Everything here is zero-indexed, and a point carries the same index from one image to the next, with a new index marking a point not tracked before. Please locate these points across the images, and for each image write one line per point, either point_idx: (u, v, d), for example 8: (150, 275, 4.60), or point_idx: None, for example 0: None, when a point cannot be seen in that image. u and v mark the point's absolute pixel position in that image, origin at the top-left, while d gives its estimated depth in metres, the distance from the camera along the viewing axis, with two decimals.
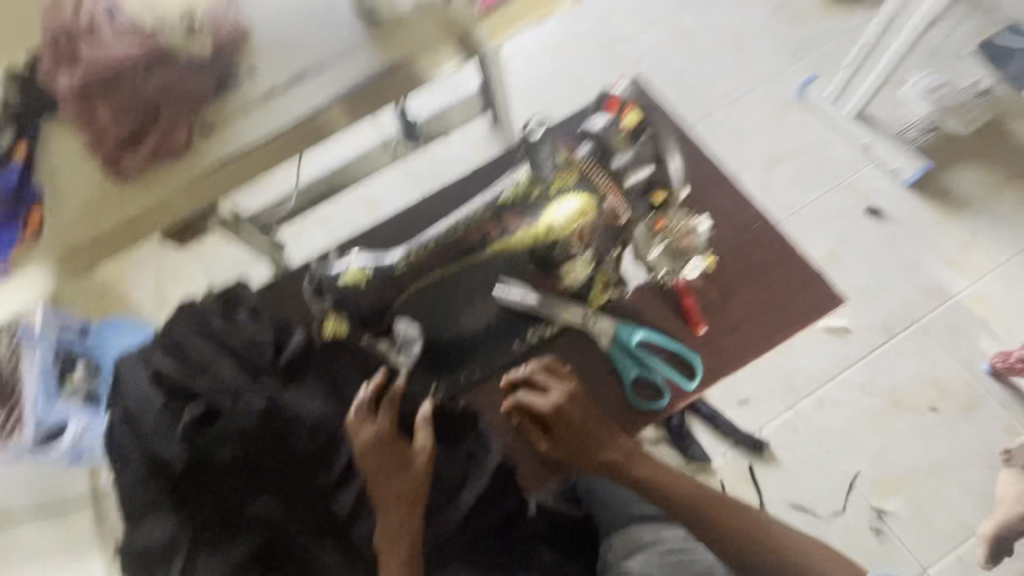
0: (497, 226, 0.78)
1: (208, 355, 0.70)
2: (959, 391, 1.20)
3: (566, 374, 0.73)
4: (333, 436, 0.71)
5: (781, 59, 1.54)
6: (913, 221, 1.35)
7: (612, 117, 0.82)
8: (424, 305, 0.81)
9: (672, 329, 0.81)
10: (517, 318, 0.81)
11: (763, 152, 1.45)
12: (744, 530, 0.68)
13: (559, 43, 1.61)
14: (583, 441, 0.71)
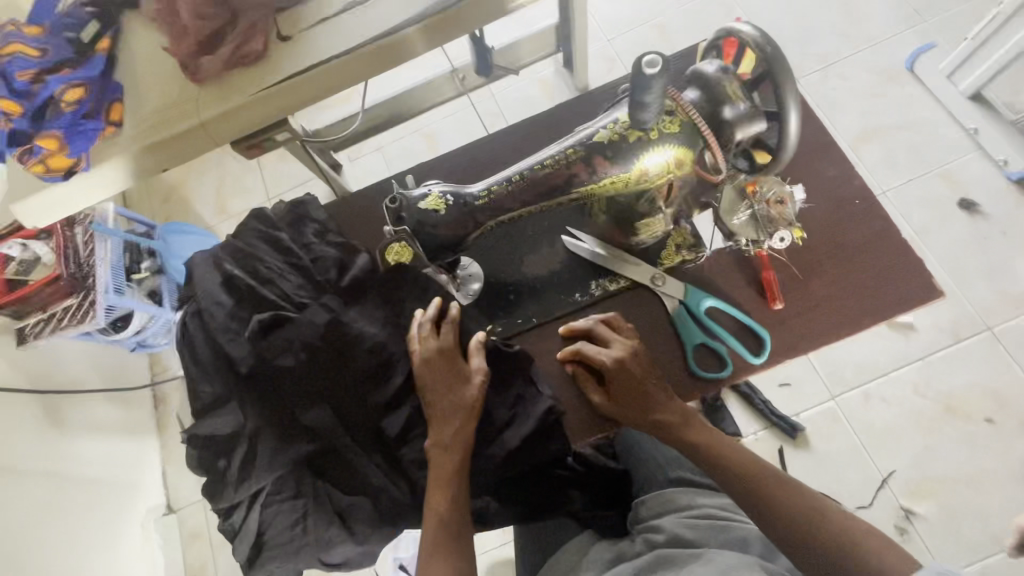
0: (590, 166, 0.61)
1: (276, 268, 0.72)
2: (1022, 406, 1.13)
3: (629, 330, 0.68)
4: (389, 355, 0.69)
5: (893, 23, 1.38)
6: (1010, 219, 1.23)
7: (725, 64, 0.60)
8: (492, 243, 0.74)
9: (744, 299, 0.71)
10: (586, 267, 0.72)
11: (854, 125, 1.33)
12: (793, 503, 0.61)
13: None
14: (645, 398, 0.65)
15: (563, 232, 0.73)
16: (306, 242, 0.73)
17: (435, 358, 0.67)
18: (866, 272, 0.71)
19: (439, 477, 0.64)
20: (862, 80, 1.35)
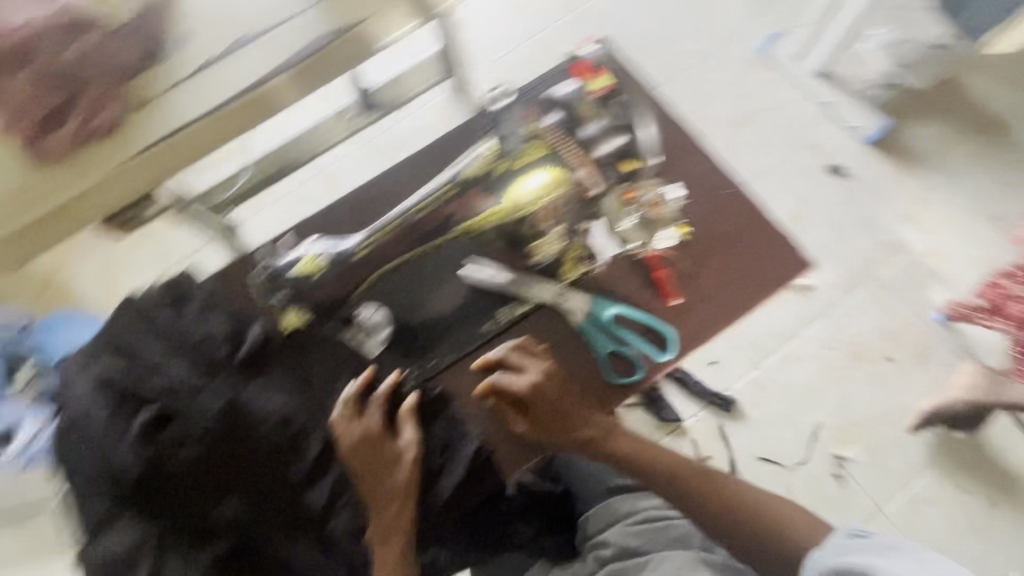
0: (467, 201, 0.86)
1: (157, 354, 0.74)
2: (914, 341, 1.25)
3: (541, 352, 0.84)
4: (299, 431, 0.79)
5: (746, 15, 1.51)
6: (871, 177, 1.37)
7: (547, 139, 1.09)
8: (391, 285, 0.97)
9: (637, 306, 0.87)
10: (495, 300, 0.87)
11: (729, 113, 1.44)
12: (708, 491, 0.71)
13: (519, 1, 1.54)
14: (559, 416, 0.78)
15: None
16: (188, 318, 0.78)
17: (362, 439, 0.78)
18: None
19: (382, 565, 0.72)
20: (728, 70, 1.47)
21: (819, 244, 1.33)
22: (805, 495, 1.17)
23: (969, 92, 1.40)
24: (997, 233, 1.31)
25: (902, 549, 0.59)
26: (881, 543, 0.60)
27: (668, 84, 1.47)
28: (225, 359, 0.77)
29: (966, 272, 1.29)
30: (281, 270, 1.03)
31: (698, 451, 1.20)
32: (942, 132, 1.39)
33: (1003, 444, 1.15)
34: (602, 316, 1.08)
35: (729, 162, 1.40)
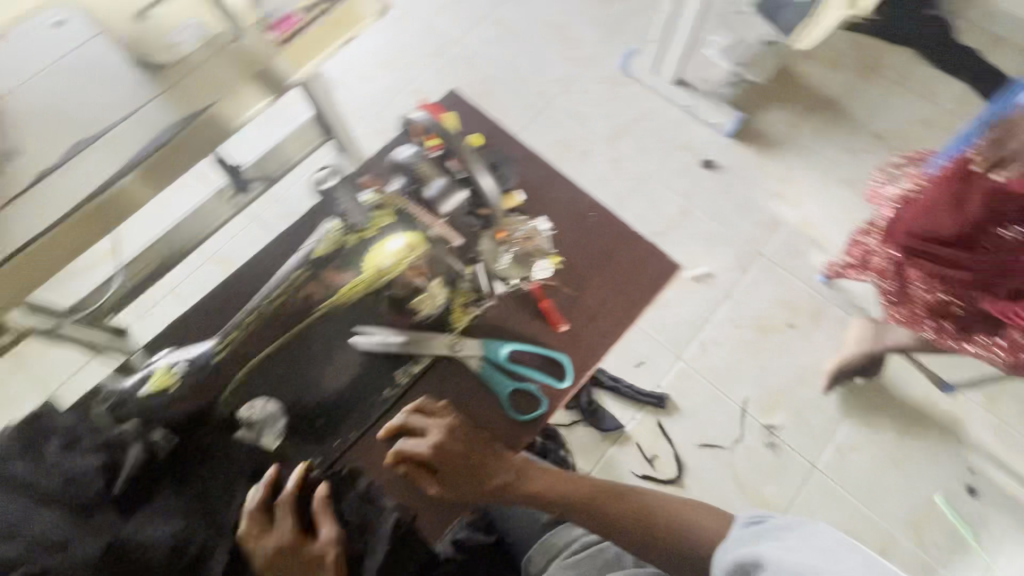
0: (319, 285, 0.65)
1: (15, 513, 0.51)
2: (808, 305, 1.36)
3: (443, 408, 0.59)
4: (195, 558, 0.53)
5: (601, 42, 1.68)
6: (740, 165, 1.51)
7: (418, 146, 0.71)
8: (275, 376, 0.63)
9: (536, 333, 0.64)
10: (381, 362, 0.63)
11: (605, 128, 1.57)
12: (637, 504, 0.59)
13: (392, 57, 1.69)
14: (473, 470, 0.56)
15: (351, 335, 0.64)
16: (48, 463, 0.53)
17: (276, 553, 0.53)
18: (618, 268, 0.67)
19: None
20: (596, 92, 1.62)
21: (709, 234, 1.44)
22: (746, 470, 1.23)
23: (802, 79, 1.60)
24: (852, 195, 1.47)
25: (795, 529, 0.52)
26: (773, 526, 0.53)
27: (546, 113, 1.60)
28: (100, 494, 0.54)
29: (837, 235, 1.43)
30: (125, 394, 0.59)
31: (643, 450, 1.24)
32: (789, 116, 1.56)
33: (901, 381, 1.27)
34: (528, 364, 0.63)
35: (613, 173, 1.51)
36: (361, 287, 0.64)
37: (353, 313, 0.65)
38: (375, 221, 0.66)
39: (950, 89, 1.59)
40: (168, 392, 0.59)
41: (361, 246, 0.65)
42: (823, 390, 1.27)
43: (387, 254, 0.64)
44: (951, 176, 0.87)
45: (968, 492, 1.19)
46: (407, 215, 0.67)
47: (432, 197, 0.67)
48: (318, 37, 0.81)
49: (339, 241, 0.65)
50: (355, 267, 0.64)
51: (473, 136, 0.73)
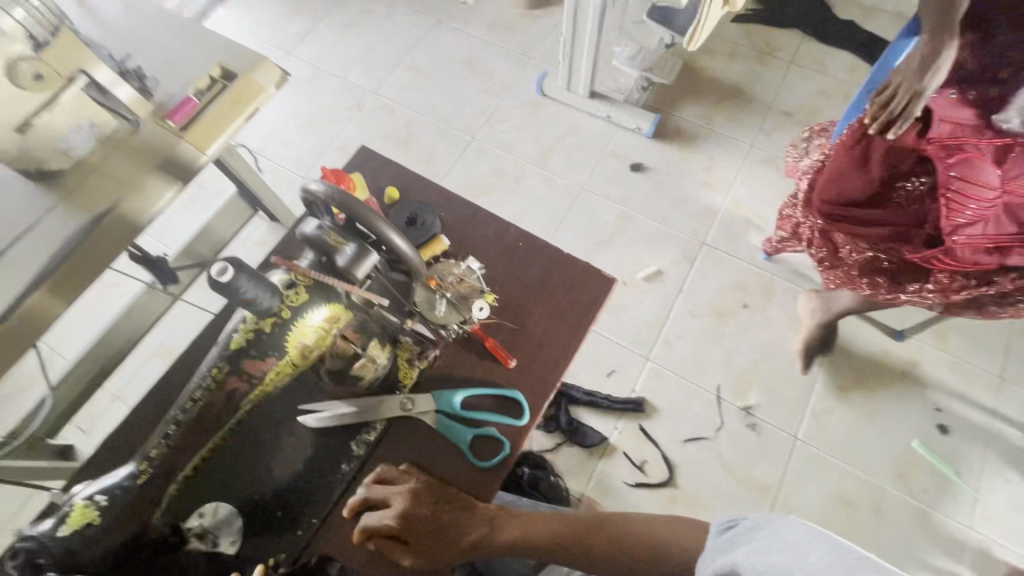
0: (244, 378, 0.55)
1: None
2: (757, 283, 1.41)
3: (404, 471, 0.58)
4: None
5: (514, 69, 1.74)
6: (666, 163, 1.57)
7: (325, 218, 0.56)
8: (221, 473, 0.56)
9: (483, 374, 0.62)
10: (336, 436, 0.59)
11: (534, 150, 1.61)
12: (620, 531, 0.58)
13: (312, 116, 1.70)
14: (442, 532, 0.55)
15: (298, 414, 0.58)
16: None
17: None
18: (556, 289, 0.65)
19: None
20: (517, 117, 1.66)
21: (651, 233, 1.48)
22: (733, 455, 1.23)
23: (704, 73, 1.69)
24: (774, 173, 1.54)
25: (771, 524, 0.50)
26: (752, 523, 0.52)
27: (473, 146, 1.62)
28: None
29: (769, 211, 1.49)
30: (38, 543, 0.50)
31: (632, 458, 1.24)
32: (702, 109, 1.64)
33: (856, 338, 1.32)
34: (483, 408, 0.61)
35: (549, 192, 1.54)
36: (286, 371, 0.55)
37: (289, 395, 0.57)
38: (287, 299, 0.53)
39: (839, 60, 1.71)
40: (92, 529, 0.51)
41: (278, 329, 0.54)
42: (804, 372, 1.29)
43: (310, 330, 0.54)
44: (851, 141, 0.92)
45: (940, 431, 1.24)
46: (324, 285, 0.55)
47: (345, 263, 0.53)
48: (220, 115, 0.77)
49: (252, 332, 0.54)
50: (275, 351, 0.54)
51: (390, 190, 0.68)
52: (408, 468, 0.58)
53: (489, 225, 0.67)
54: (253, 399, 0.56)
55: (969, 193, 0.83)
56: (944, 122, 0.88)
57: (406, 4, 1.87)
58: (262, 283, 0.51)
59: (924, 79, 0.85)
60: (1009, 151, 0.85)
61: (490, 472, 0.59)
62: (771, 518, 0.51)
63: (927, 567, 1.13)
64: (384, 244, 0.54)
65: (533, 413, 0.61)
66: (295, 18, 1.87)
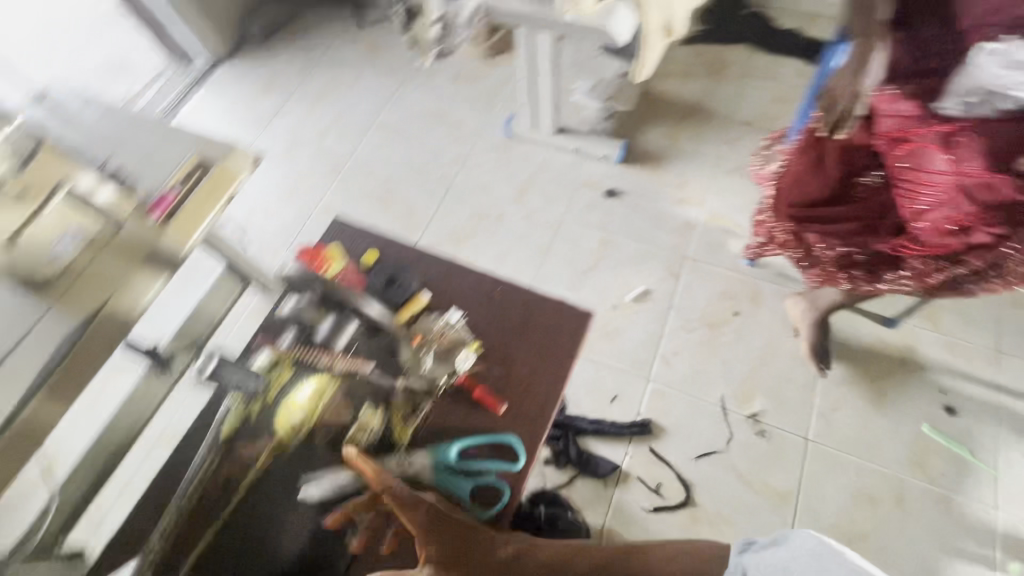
0: (257, 450, 0.77)
1: None
2: (744, 289, 1.43)
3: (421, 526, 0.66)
4: None
5: (481, 116, 1.80)
6: (638, 185, 1.61)
7: (296, 297, 0.85)
8: (243, 529, 0.74)
9: (473, 421, 0.77)
10: (333, 502, 0.74)
11: (509, 189, 1.65)
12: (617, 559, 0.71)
13: (292, 185, 1.75)
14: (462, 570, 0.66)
15: (302, 483, 0.75)
16: None
17: None
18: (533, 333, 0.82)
19: None
20: (490, 160, 1.71)
21: (634, 254, 1.51)
22: (748, 465, 1.22)
23: (662, 96, 1.76)
24: (744, 181, 1.58)
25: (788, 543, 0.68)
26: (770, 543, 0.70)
27: (451, 194, 1.67)
28: None
29: (745, 218, 1.53)
30: None
31: (647, 482, 1.23)
32: (665, 130, 1.70)
33: (849, 331, 1.33)
34: (482, 457, 0.76)
35: (530, 227, 1.58)
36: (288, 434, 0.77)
37: (297, 465, 0.76)
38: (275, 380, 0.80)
39: (788, 67, 1.78)
40: None
41: (278, 401, 0.79)
42: (824, 374, 1.29)
43: (302, 407, 0.77)
44: (805, 146, 0.97)
45: (947, 412, 1.23)
46: (307, 364, 0.81)
47: (324, 340, 0.83)
48: (199, 202, 0.79)
49: (260, 407, 0.80)
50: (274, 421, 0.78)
51: (370, 255, 0.90)
52: (421, 517, 0.66)
53: (465, 280, 0.89)
54: (268, 462, 0.76)
55: (924, 180, 0.87)
56: (888, 117, 0.92)
57: (371, 69, 1.96)
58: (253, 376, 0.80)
59: (859, 82, 0.93)
60: (954, 135, 0.87)
61: (491, 516, 0.72)
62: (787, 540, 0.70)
63: (958, 555, 1.11)
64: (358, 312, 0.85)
65: (525, 457, 0.75)
66: (267, 95, 1.95)
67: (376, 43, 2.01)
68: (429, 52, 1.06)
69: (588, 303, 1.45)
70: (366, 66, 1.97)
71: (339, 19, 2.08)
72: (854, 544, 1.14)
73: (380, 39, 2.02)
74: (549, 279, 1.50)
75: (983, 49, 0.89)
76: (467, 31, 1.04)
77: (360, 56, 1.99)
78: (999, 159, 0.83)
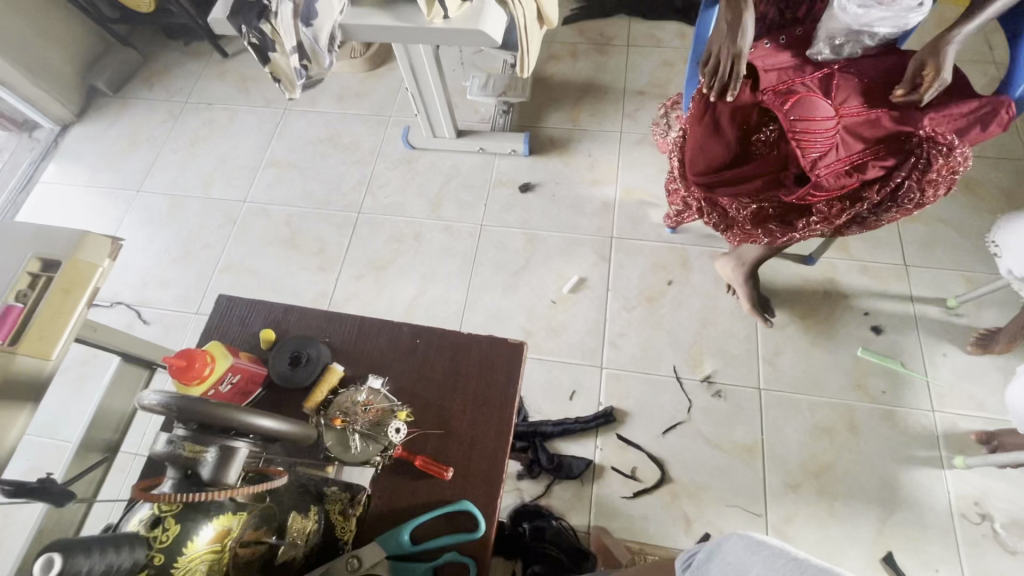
0: None
1: None
2: (673, 257, 1.44)
3: None
4: None
5: (376, 132, 1.71)
6: (551, 173, 1.59)
7: (160, 405, 0.39)
8: None
9: (419, 494, 0.54)
10: None
11: (423, 203, 1.58)
12: None
13: (185, 245, 1.58)
14: None
15: None
16: None
17: None
18: (471, 379, 0.58)
19: None
20: (395, 176, 1.63)
21: (561, 244, 1.48)
22: (712, 428, 1.24)
23: (555, 80, 1.74)
24: (650, 150, 1.60)
25: (721, 548, 0.54)
26: (707, 551, 0.55)
27: (363, 221, 1.57)
28: None
29: (659, 187, 1.54)
30: None
31: (621, 470, 1.22)
32: (565, 114, 1.68)
33: (776, 276, 1.38)
34: (438, 532, 0.52)
35: (452, 238, 1.52)
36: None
37: None
38: (154, 544, 0.39)
39: (668, 31, 1.81)
40: None
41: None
42: (769, 324, 1.32)
43: (197, 562, 0.40)
44: (699, 113, 0.96)
45: (876, 332, 1.31)
46: (196, 503, 0.40)
47: (211, 473, 0.40)
48: (51, 312, 0.66)
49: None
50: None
51: (264, 332, 0.60)
52: None
53: (380, 333, 0.61)
54: None
55: (813, 129, 0.87)
56: (769, 72, 0.93)
57: (246, 102, 1.81)
58: (115, 542, 0.36)
59: (738, 40, 0.90)
60: (832, 80, 0.91)
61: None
62: (723, 541, 0.55)
63: (911, 464, 1.18)
64: (253, 433, 0.43)
65: (491, 521, 0.52)
66: (133, 152, 1.75)
67: (245, 75, 1.86)
68: (293, 82, 0.96)
69: (527, 304, 1.42)
70: (240, 101, 1.81)
71: (198, 56, 1.91)
72: (822, 477, 1.18)
73: (249, 70, 1.86)
74: (482, 287, 1.45)
75: None
76: (330, 54, 0.96)
77: (232, 92, 1.83)
78: (875, 96, 0.90)
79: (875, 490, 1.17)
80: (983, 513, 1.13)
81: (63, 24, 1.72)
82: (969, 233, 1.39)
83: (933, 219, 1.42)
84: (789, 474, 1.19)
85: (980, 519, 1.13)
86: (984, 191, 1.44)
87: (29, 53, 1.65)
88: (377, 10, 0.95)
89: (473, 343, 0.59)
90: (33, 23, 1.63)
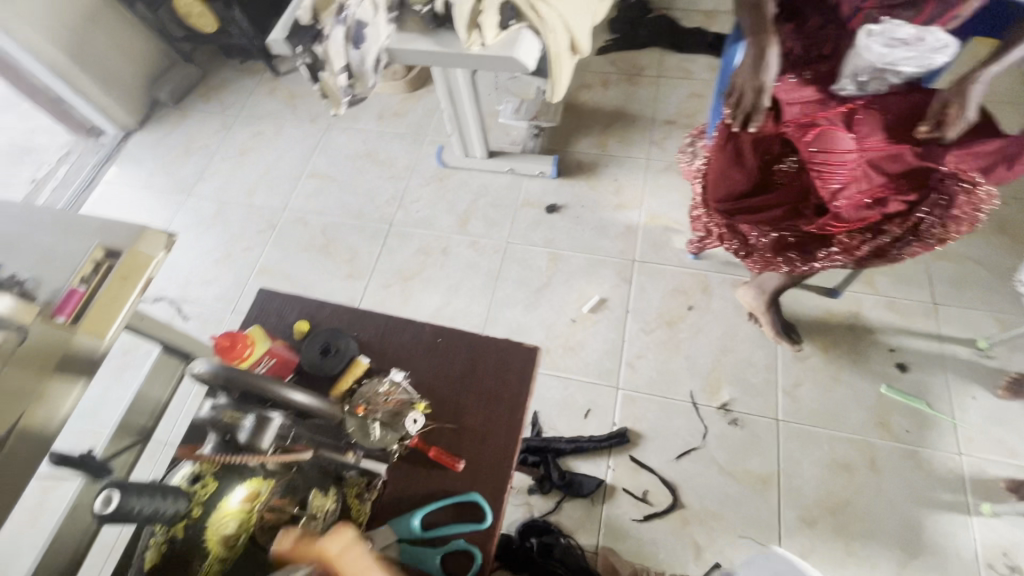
0: None
1: None
2: (694, 283, 1.45)
3: None
4: None
5: (410, 149, 1.79)
6: (577, 195, 1.63)
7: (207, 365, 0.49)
8: None
9: (429, 485, 0.57)
10: None
11: (452, 218, 1.64)
12: None
13: (227, 247, 1.68)
14: None
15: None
16: None
17: None
18: (484, 379, 0.62)
19: None
20: (427, 192, 1.70)
21: (583, 265, 1.51)
22: (726, 456, 1.23)
23: (585, 107, 1.80)
24: (677, 177, 1.62)
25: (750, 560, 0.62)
26: None
27: (394, 232, 1.64)
28: None
29: (683, 214, 1.56)
30: None
31: (632, 492, 1.22)
32: (593, 139, 1.73)
33: (799, 307, 1.37)
34: (446, 521, 0.56)
35: (476, 254, 1.57)
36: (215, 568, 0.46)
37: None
38: (194, 497, 0.45)
39: (699, 64, 1.85)
40: None
41: (192, 530, 0.45)
42: (798, 349, 1.31)
43: (229, 517, 0.46)
44: (722, 142, 1.00)
45: (900, 369, 1.28)
46: (233, 466, 0.47)
47: (247, 438, 0.48)
48: (115, 293, 0.61)
49: (165, 543, 0.45)
50: (195, 556, 0.45)
51: (299, 323, 0.65)
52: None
53: (405, 331, 0.65)
54: None
55: (834, 162, 0.92)
56: (793, 105, 0.97)
57: (293, 118, 1.92)
58: (162, 490, 0.41)
59: (761, 75, 0.93)
60: (854, 115, 0.94)
61: None
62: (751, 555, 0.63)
63: (934, 507, 1.15)
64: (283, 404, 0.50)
65: (497, 513, 0.56)
66: (187, 159, 1.87)
67: (294, 93, 1.98)
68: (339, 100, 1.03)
69: (546, 322, 1.45)
70: (288, 116, 1.93)
71: (253, 74, 2.05)
72: (839, 515, 1.15)
73: (297, 88, 1.99)
74: (504, 303, 1.48)
75: (868, 32, 0.90)
76: (375, 76, 1.03)
77: (281, 107, 1.95)
78: (897, 133, 0.92)
79: (895, 533, 1.13)
80: (1011, 565, 1.08)
81: (135, 40, 1.87)
82: (1001, 273, 1.37)
83: (964, 258, 1.40)
84: (805, 509, 1.17)
85: (1008, 571, 1.08)
86: (1018, 232, 1.42)
87: (103, 65, 1.80)
88: (421, 35, 1.02)
89: (491, 344, 0.63)
90: (109, 38, 1.79)
